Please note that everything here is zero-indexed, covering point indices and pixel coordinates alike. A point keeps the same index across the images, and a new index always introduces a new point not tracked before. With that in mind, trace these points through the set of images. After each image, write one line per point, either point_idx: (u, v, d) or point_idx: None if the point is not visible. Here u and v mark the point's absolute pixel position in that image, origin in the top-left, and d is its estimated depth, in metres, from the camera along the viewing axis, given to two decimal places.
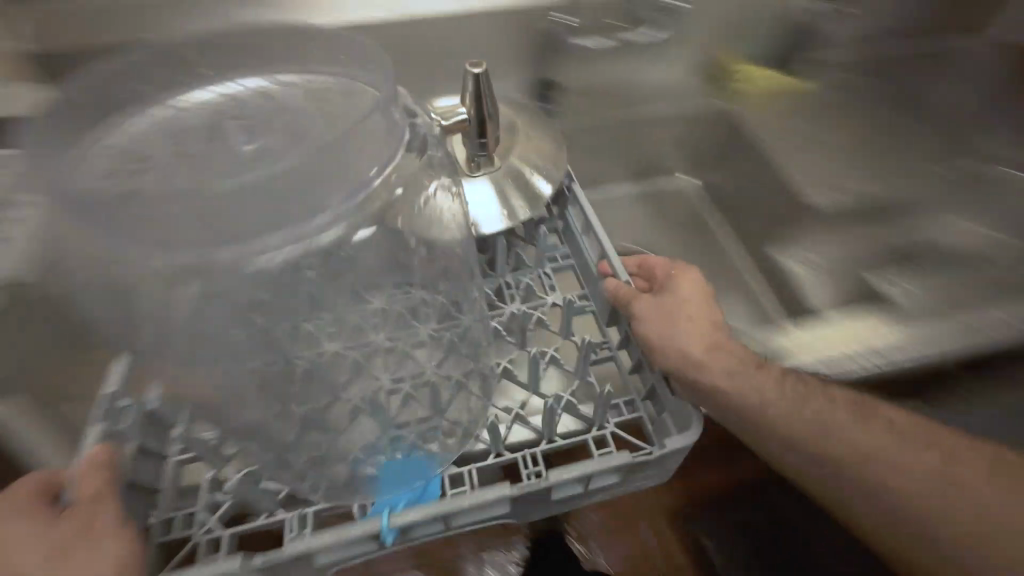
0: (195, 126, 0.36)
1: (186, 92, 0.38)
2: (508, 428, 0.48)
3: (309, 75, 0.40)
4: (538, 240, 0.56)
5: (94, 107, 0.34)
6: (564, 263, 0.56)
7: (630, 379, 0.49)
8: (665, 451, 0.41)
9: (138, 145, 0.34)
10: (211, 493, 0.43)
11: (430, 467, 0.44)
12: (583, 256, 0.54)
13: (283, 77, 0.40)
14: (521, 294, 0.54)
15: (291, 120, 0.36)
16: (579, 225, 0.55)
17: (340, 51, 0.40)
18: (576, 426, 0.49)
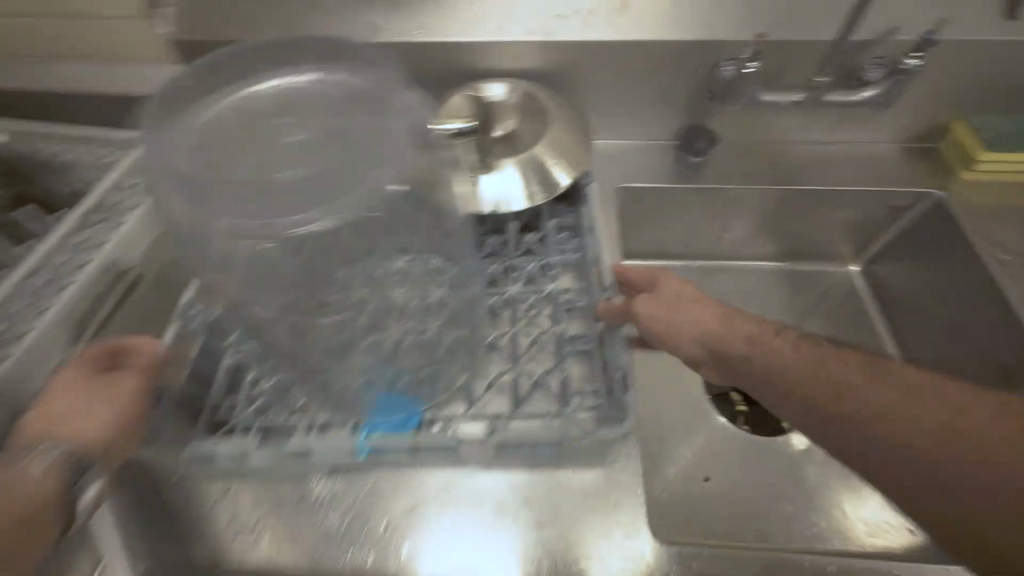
0: (263, 114, 0.44)
1: (269, 76, 0.47)
2: (486, 393, 0.49)
3: (359, 73, 0.46)
4: (548, 238, 0.57)
5: (206, 85, 0.45)
6: (570, 256, 0.56)
7: (599, 373, 0.48)
8: (601, 432, 0.42)
9: (222, 124, 0.43)
10: (208, 402, 0.47)
11: (411, 405, 0.46)
12: (586, 253, 0.55)
13: (340, 76, 0.46)
14: (523, 279, 0.55)
15: (330, 117, 0.43)
16: (587, 225, 0.56)
17: (392, 83, 0.45)
18: (546, 405, 0.47)
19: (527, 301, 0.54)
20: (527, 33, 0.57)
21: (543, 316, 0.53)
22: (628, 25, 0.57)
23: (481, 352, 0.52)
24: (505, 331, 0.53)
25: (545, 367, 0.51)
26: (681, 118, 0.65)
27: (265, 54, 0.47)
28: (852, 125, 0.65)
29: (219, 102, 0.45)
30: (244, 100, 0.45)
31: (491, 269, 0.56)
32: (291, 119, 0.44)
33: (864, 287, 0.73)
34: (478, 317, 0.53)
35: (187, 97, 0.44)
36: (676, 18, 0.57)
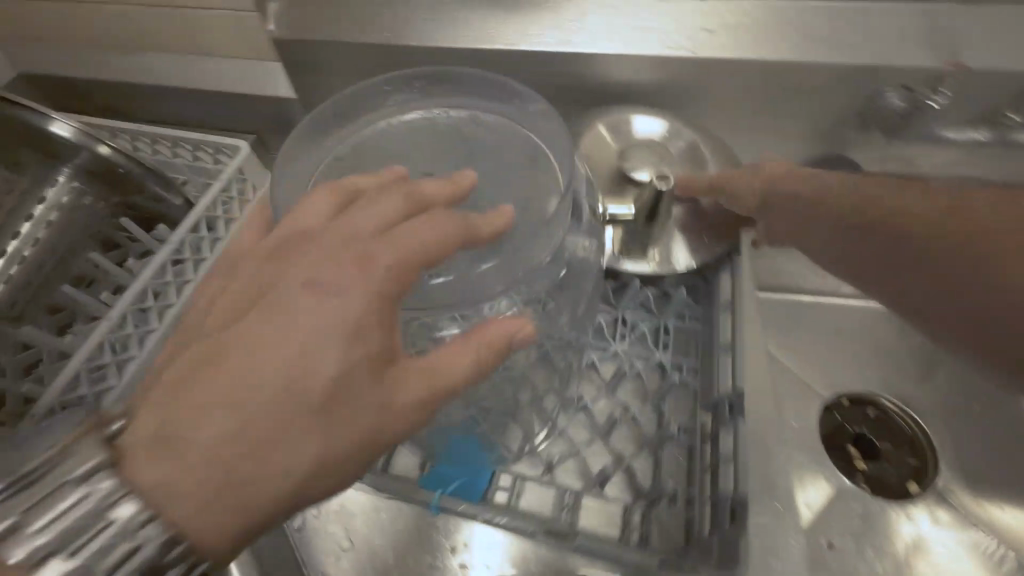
0: (419, 164, 0.43)
1: (409, 104, 0.45)
2: (565, 459, 0.51)
3: (509, 117, 0.44)
4: (668, 297, 0.53)
5: (348, 111, 0.44)
6: (690, 327, 0.52)
7: (683, 469, 0.49)
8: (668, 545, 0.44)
9: (363, 150, 0.43)
10: None
11: (489, 455, 0.49)
12: (708, 336, 0.50)
13: (485, 116, 0.44)
14: (633, 341, 0.53)
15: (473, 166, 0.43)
16: (722, 301, 0.49)
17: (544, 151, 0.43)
18: (621, 492, 0.50)
19: (631, 369, 0.53)
20: (671, 46, 0.51)
21: (634, 384, 0.53)
22: (793, 41, 0.50)
23: (569, 412, 0.53)
24: (602, 391, 0.53)
25: (631, 450, 0.52)
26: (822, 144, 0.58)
27: (407, 77, 0.44)
28: None
29: (362, 124, 0.44)
30: (389, 124, 0.44)
31: (601, 321, 0.54)
32: (434, 164, 0.43)
33: None
34: (579, 371, 0.53)
35: (339, 117, 0.44)
36: (851, 38, 0.49)
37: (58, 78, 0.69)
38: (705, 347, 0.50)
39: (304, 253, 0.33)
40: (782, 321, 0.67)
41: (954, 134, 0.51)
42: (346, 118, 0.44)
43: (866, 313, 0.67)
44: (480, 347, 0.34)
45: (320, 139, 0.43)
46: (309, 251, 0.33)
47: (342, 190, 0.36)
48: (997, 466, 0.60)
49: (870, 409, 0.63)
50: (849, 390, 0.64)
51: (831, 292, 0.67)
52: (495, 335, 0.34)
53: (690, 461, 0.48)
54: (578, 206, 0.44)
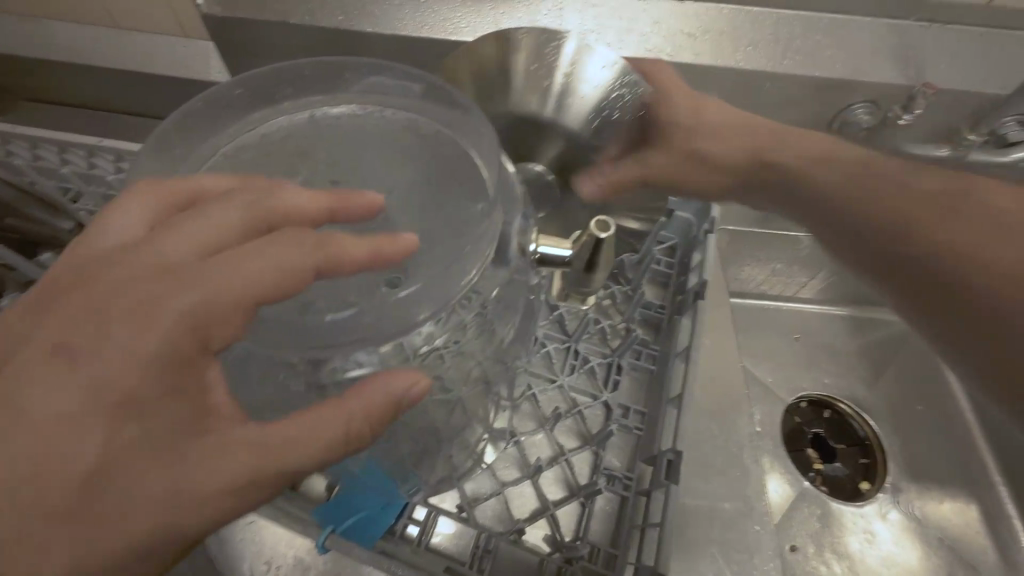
0: (327, 157, 0.32)
1: (326, 100, 0.34)
2: (488, 499, 0.40)
3: (449, 127, 0.33)
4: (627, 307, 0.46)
5: (259, 96, 0.33)
6: (643, 365, 0.44)
7: (619, 519, 0.39)
8: None
9: (260, 147, 0.32)
10: None
11: (398, 487, 0.37)
12: (665, 377, 0.42)
13: (422, 122, 0.33)
14: (582, 373, 0.44)
15: (389, 183, 0.32)
16: (683, 345, 0.42)
17: (487, 132, 0.32)
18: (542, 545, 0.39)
19: (577, 403, 0.43)
20: (650, 48, 0.49)
21: (582, 406, 0.43)
22: (769, 51, 0.49)
23: (503, 436, 0.42)
24: (541, 416, 0.43)
25: (557, 495, 0.41)
26: None
27: (335, 65, 0.33)
28: None
29: (268, 112, 0.33)
30: (307, 118, 0.33)
31: (547, 344, 0.45)
32: (342, 174, 0.32)
33: None
34: (515, 397, 0.43)
35: (245, 101, 0.33)
36: (826, 48, 0.49)
37: None
38: (661, 369, 0.43)
39: (90, 291, 0.23)
40: (746, 326, 0.69)
41: (917, 152, 0.51)
42: (248, 101, 0.33)
43: (819, 318, 0.71)
44: (353, 413, 0.25)
45: (209, 118, 0.32)
46: (87, 297, 0.23)
47: (175, 199, 0.27)
48: (937, 463, 0.63)
49: (827, 411, 0.66)
50: (807, 392, 0.66)
51: (791, 299, 0.71)
52: (375, 397, 0.26)
53: (621, 515, 0.39)
54: (506, 246, 0.32)
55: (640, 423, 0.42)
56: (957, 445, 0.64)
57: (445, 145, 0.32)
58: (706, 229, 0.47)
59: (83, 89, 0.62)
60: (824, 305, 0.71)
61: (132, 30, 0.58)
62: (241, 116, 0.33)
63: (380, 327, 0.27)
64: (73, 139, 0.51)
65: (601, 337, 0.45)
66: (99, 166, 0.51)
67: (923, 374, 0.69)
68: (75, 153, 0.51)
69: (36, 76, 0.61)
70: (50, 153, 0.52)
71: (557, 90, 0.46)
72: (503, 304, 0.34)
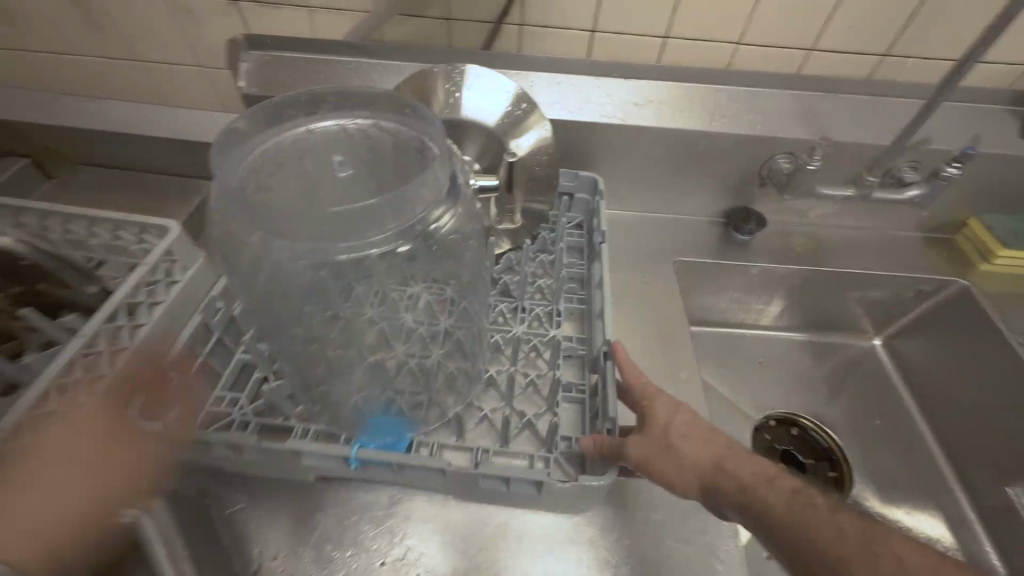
0: (320, 162, 0.38)
1: (320, 118, 0.40)
2: (476, 425, 0.47)
3: (408, 126, 0.39)
4: (556, 262, 0.57)
5: (268, 116, 0.38)
6: (575, 306, 0.56)
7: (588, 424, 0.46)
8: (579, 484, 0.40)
9: (279, 159, 0.38)
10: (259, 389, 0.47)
11: (402, 429, 0.44)
12: (591, 307, 0.54)
13: (389, 122, 0.40)
14: (530, 320, 0.54)
15: (382, 169, 0.38)
16: (597, 280, 0.54)
17: (425, 118, 0.38)
18: (531, 448, 0.46)
19: (532, 341, 0.51)
20: (603, 114, 0.60)
21: (533, 341, 0.52)
22: (698, 115, 0.61)
23: (479, 374, 0.50)
24: (503, 352, 0.52)
25: (538, 410, 0.49)
26: (730, 200, 0.69)
27: (323, 92, 0.40)
28: (878, 214, 0.72)
29: (277, 131, 0.38)
30: (304, 132, 0.39)
31: (499, 305, 0.55)
32: (336, 164, 0.38)
33: (887, 360, 0.77)
34: (484, 353, 0.51)
35: (261, 120, 0.38)
36: (748, 109, 0.61)
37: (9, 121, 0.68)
38: (587, 307, 0.54)
39: None
40: (716, 352, 0.75)
41: (830, 191, 0.62)
42: (262, 121, 0.38)
43: (780, 343, 0.78)
44: None
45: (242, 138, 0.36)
46: None
47: None
48: (899, 472, 0.66)
49: (794, 428, 0.70)
50: (774, 410, 0.71)
51: (752, 326, 0.78)
52: None
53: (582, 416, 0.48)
54: (458, 184, 0.40)
55: (584, 351, 0.51)
56: (918, 456, 0.68)
57: (406, 140, 0.39)
58: (597, 198, 0.60)
59: (119, 152, 0.71)
60: (782, 331, 0.78)
61: (185, 107, 0.71)
62: (252, 132, 0.37)
63: (380, 228, 0.33)
64: (99, 215, 0.53)
65: (540, 292, 0.57)
66: (123, 236, 0.54)
67: (879, 391, 0.74)
68: (102, 227, 0.54)
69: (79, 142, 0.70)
70: (78, 229, 0.55)
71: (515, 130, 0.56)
72: (455, 250, 0.44)
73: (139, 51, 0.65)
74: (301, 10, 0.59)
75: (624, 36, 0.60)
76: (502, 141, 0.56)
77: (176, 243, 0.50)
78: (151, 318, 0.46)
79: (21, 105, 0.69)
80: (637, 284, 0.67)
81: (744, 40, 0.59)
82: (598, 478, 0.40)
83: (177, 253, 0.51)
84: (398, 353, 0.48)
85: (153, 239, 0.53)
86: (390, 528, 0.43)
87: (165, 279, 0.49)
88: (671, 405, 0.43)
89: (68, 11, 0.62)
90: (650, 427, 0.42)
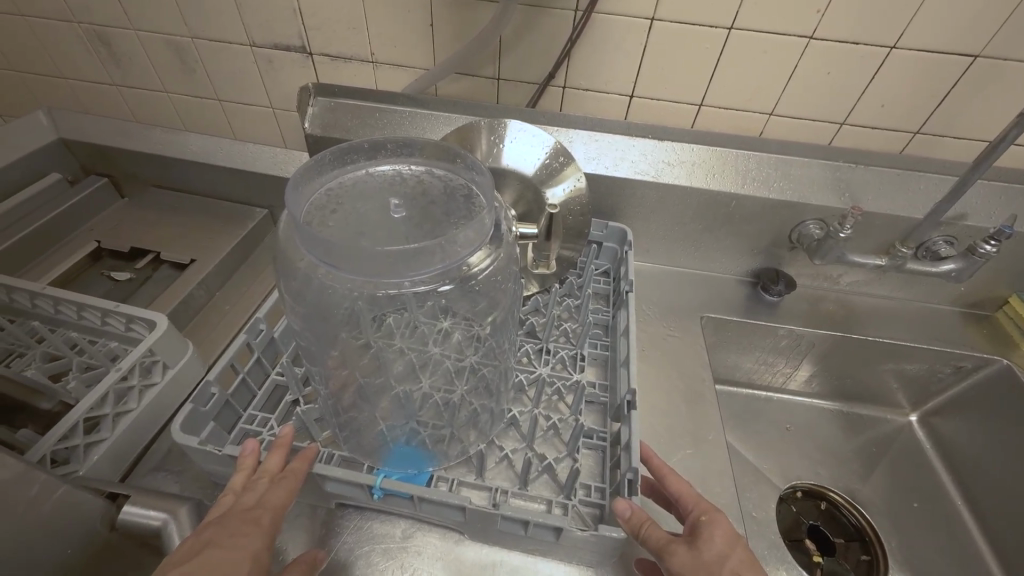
0: (379, 199, 0.42)
1: (382, 162, 0.44)
2: (496, 465, 0.48)
3: (458, 175, 0.43)
4: (582, 307, 0.60)
5: (338, 157, 0.42)
6: (600, 352, 0.56)
7: (606, 474, 0.46)
8: (598, 535, 0.39)
9: (340, 195, 0.41)
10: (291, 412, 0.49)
11: (426, 462, 0.46)
12: (616, 355, 0.54)
13: (442, 170, 0.44)
14: (554, 364, 0.54)
15: (433, 211, 0.41)
16: (622, 328, 0.54)
17: (471, 166, 0.42)
18: (549, 494, 0.46)
19: (556, 385, 0.52)
20: (637, 171, 0.63)
21: (557, 383, 0.52)
22: (730, 178, 0.63)
23: (503, 414, 0.51)
24: (524, 389, 0.53)
25: (557, 454, 0.49)
26: (758, 260, 0.70)
27: (387, 139, 0.44)
28: (911, 286, 0.71)
29: (341, 173, 0.43)
30: (367, 173, 0.44)
31: (525, 345, 0.56)
32: (389, 201, 0.41)
33: (924, 438, 0.73)
34: (508, 392, 0.52)
35: (328, 162, 0.42)
36: (779, 174, 0.63)
37: (100, 145, 0.76)
38: (612, 356, 0.55)
39: None
40: (740, 414, 0.74)
41: (861, 258, 0.62)
42: (329, 163, 0.42)
43: (809, 410, 0.75)
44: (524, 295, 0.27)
45: (313, 173, 0.41)
46: None
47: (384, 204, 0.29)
48: (940, 564, 0.61)
49: (822, 501, 0.67)
50: (802, 481, 0.68)
51: (779, 390, 0.77)
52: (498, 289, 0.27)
53: (602, 464, 0.47)
54: (500, 231, 0.43)
55: (607, 400, 0.52)
56: (959, 547, 0.63)
57: (457, 186, 0.43)
58: (626, 249, 0.62)
59: (189, 178, 0.78)
60: (810, 398, 0.76)
61: (253, 141, 0.78)
62: (325, 167, 0.42)
63: (426, 267, 0.36)
64: (89, 301, 0.50)
65: (566, 334, 0.58)
66: (111, 324, 0.51)
67: (916, 469, 0.70)
68: (91, 313, 0.51)
69: (156, 168, 0.78)
70: (66, 309, 0.52)
71: (550, 182, 0.59)
72: (493, 292, 0.46)
73: (220, 90, 0.73)
74: (368, 65, 0.66)
75: (662, 102, 0.64)
76: (538, 190, 0.60)
77: (161, 342, 0.48)
78: (112, 432, 0.44)
79: (109, 132, 0.77)
80: (663, 339, 0.67)
81: (777, 111, 0.63)
82: (616, 531, 0.39)
83: (160, 352, 0.48)
84: (422, 386, 0.49)
85: (139, 330, 0.50)
86: (401, 563, 0.43)
87: (139, 384, 0.47)
88: (730, 536, 0.38)
89: (166, 54, 0.70)
90: (699, 549, 0.37)
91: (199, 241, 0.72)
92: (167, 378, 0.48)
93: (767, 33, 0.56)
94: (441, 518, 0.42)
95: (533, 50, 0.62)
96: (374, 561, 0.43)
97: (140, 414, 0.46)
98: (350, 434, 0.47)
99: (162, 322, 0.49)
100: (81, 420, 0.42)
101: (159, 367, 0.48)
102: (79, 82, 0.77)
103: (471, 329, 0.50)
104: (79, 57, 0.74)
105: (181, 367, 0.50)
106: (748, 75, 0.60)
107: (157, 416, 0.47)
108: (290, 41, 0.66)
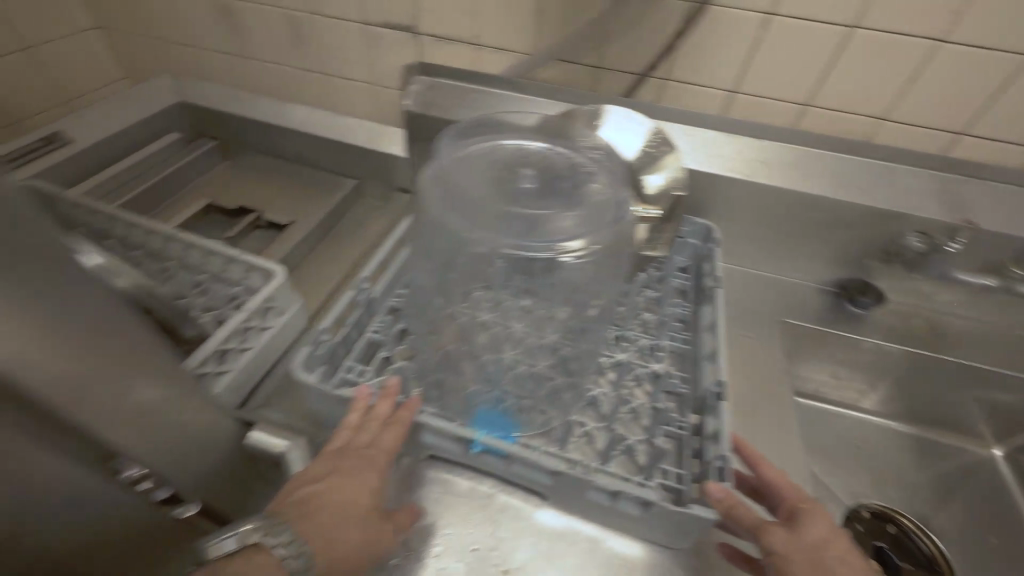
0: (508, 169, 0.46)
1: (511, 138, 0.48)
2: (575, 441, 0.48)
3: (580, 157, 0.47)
4: (663, 300, 0.60)
5: (475, 133, 0.48)
6: (679, 345, 0.55)
7: (687, 463, 0.45)
8: (688, 514, 0.38)
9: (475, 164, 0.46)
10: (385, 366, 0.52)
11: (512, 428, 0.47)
12: (699, 348, 0.53)
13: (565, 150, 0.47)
14: (633, 351, 0.55)
15: (558, 183, 0.44)
16: (707, 323, 0.54)
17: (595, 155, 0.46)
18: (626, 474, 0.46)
19: (636, 372, 0.53)
20: (732, 168, 0.63)
21: (637, 370, 0.53)
22: (830, 182, 0.61)
23: (583, 394, 0.51)
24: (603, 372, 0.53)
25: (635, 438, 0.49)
26: (846, 270, 0.68)
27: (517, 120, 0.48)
28: (1013, 311, 0.67)
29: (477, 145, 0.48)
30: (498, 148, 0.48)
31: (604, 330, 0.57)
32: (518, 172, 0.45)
33: (1009, 474, 0.69)
34: (588, 373, 0.53)
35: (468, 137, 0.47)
36: (883, 182, 0.61)
37: (214, 110, 0.83)
38: (694, 349, 0.54)
39: None
40: (807, 426, 0.72)
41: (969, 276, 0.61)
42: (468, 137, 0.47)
43: (882, 430, 0.73)
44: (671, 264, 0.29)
45: (454, 145, 0.46)
46: None
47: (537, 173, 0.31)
48: None
49: (892, 525, 0.62)
50: (871, 502, 0.65)
51: (851, 407, 0.74)
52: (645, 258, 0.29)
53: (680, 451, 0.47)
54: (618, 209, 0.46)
55: (689, 393, 0.51)
56: None
57: (579, 164, 0.46)
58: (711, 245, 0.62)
59: (289, 146, 0.83)
60: (884, 419, 0.73)
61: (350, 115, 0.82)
62: (464, 141, 0.47)
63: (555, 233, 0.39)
64: (215, 249, 0.55)
65: (646, 324, 0.58)
66: (231, 271, 0.56)
67: (1000, 507, 0.66)
68: (214, 260, 0.56)
69: (261, 134, 0.83)
70: (192, 254, 0.57)
71: (651, 167, 0.61)
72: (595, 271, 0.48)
73: (328, 65, 0.78)
74: (471, 47, 0.69)
75: (764, 99, 0.63)
76: (635, 173, 0.60)
77: (279, 291, 0.53)
78: (235, 365, 0.48)
79: (223, 98, 0.83)
80: (740, 340, 0.66)
81: (888, 116, 0.61)
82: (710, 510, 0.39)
83: (276, 300, 0.53)
84: (505, 356, 0.52)
85: (257, 278, 0.55)
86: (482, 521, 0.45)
87: (258, 325, 0.51)
88: (830, 526, 0.38)
89: (283, 28, 0.75)
90: (800, 534, 0.37)
91: (299, 202, 0.77)
92: (279, 323, 0.53)
93: (891, 34, 0.54)
94: (530, 480, 0.44)
95: (638, 40, 0.62)
96: (457, 516, 0.46)
97: (256, 353, 0.50)
98: (441, 395, 0.50)
99: (279, 272, 0.53)
100: (212, 352, 0.47)
101: (274, 313, 0.53)
102: (201, 50, 0.84)
103: (561, 307, 0.51)
104: (205, 27, 0.80)
105: (290, 315, 0.54)
106: (861, 77, 0.58)
107: (268, 358, 0.52)
108: (400, 21, 0.69)
